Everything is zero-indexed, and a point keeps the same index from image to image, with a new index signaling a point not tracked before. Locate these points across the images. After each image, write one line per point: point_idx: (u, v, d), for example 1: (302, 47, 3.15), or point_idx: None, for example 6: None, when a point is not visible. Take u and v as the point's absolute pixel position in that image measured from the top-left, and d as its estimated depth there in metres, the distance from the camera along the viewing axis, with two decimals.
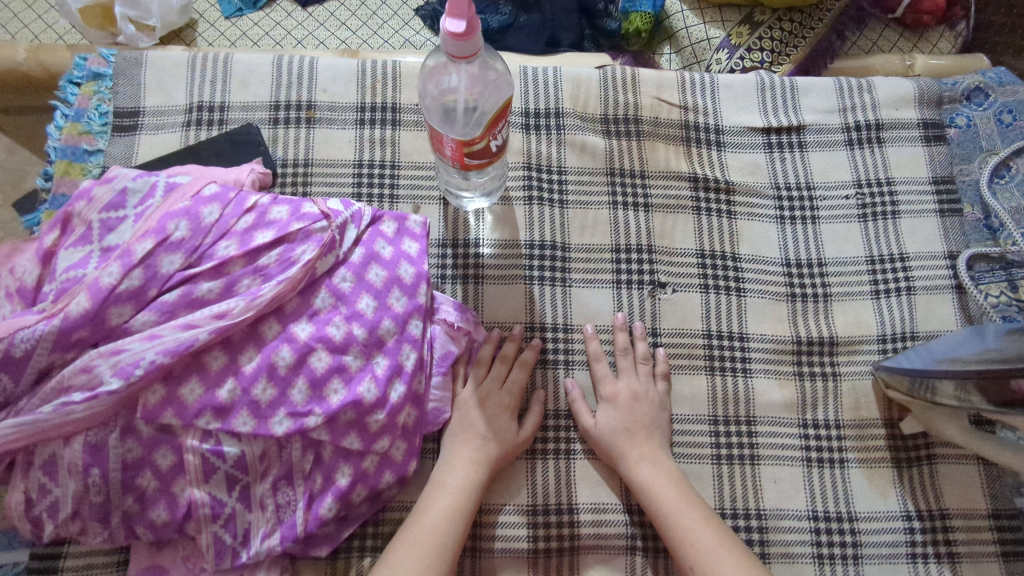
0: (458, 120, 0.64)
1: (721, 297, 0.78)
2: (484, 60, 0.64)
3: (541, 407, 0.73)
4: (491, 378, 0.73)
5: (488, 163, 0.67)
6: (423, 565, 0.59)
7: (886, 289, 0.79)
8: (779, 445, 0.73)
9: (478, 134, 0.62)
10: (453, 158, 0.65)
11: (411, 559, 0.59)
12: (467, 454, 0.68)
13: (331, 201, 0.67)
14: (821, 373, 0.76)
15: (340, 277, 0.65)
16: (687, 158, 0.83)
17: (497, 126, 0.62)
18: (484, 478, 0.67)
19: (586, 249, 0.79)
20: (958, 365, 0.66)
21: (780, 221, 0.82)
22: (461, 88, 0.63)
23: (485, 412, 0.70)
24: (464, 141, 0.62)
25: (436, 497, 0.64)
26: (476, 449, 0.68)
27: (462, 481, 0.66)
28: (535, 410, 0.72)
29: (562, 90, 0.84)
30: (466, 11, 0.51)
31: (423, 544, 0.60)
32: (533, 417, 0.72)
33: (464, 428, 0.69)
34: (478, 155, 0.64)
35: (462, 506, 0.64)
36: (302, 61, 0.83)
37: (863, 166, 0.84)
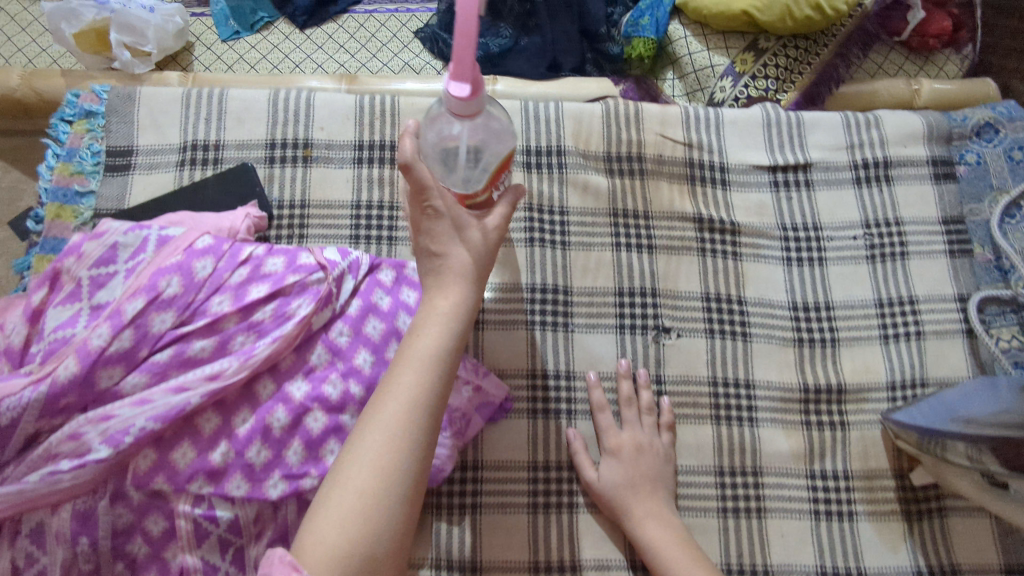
0: (459, 166, 0.57)
1: (726, 343, 0.76)
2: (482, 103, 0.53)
3: (510, 211, 0.62)
4: (456, 204, 0.58)
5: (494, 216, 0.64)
6: (393, 461, 0.50)
7: (895, 334, 0.78)
8: (787, 497, 0.72)
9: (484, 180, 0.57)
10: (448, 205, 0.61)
11: (397, 422, 0.51)
12: (448, 280, 0.58)
13: (328, 251, 0.66)
14: (829, 422, 0.75)
15: (336, 332, 0.63)
16: (691, 197, 0.81)
17: (498, 177, 0.59)
18: (469, 298, 0.58)
19: (589, 292, 0.77)
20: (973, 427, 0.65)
21: (787, 262, 0.80)
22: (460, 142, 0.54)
23: (460, 236, 0.58)
24: (466, 194, 0.58)
25: (414, 343, 0.54)
26: (460, 262, 0.58)
27: (433, 354, 0.54)
28: (503, 206, 0.61)
29: (565, 127, 0.82)
30: (469, 72, 0.48)
31: (391, 437, 0.50)
32: (502, 207, 0.61)
33: (438, 266, 0.58)
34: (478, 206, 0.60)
35: (436, 386, 0.53)
36: (299, 96, 0.82)
37: (871, 205, 0.82)
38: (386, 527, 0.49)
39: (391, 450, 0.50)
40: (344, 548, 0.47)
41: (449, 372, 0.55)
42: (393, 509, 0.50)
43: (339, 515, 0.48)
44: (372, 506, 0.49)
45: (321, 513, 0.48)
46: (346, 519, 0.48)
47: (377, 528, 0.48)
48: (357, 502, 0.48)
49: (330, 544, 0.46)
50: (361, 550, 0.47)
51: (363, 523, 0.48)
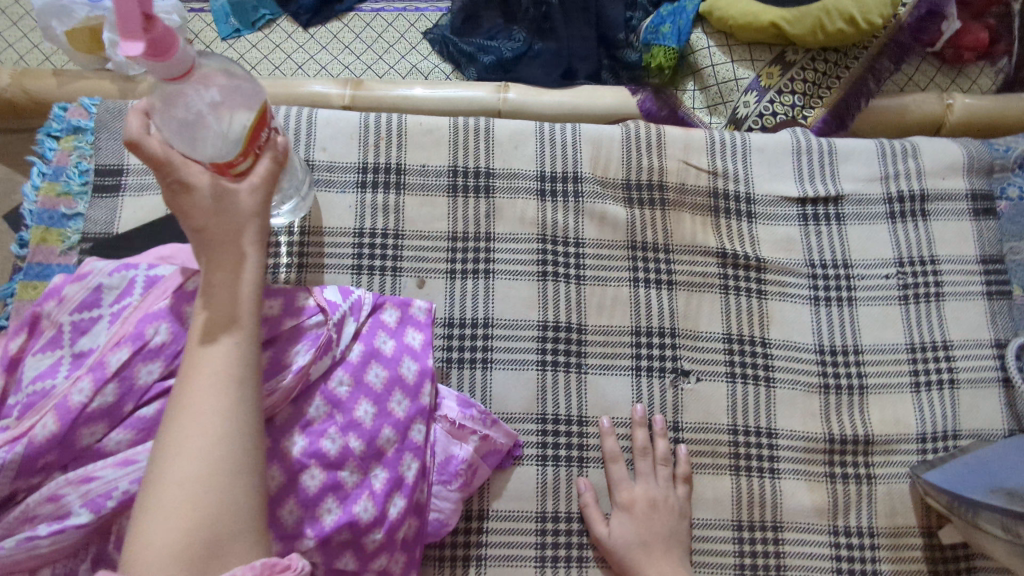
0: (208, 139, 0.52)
1: (749, 388, 0.72)
2: (218, 68, 0.54)
3: (277, 164, 0.55)
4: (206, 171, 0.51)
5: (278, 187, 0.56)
6: (213, 445, 0.45)
7: (928, 382, 0.73)
8: (808, 554, 0.68)
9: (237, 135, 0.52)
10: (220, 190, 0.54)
11: (204, 408, 0.45)
12: (218, 246, 0.51)
13: (328, 291, 0.62)
14: (855, 475, 0.71)
15: (336, 381, 0.59)
16: (715, 231, 0.77)
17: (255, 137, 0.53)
18: (254, 260, 0.52)
19: (604, 331, 0.73)
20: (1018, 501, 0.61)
21: (814, 301, 0.75)
22: (210, 104, 0.52)
23: (217, 211, 0.51)
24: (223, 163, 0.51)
25: (210, 329, 0.49)
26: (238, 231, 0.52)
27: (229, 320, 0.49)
28: (268, 162, 0.54)
29: (582, 152, 0.78)
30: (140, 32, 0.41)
31: (208, 418, 0.45)
32: (263, 163, 0.53)
33: (202, 238, 0.51)
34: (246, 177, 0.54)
35: (248, 355, 0.49)
36: (300, 115, 0.77)
37: (906, 242, 0.77)
38: (227, 509, 0.44)
39: (206, 439, 0.45)
40: (181, 545, 0.42)
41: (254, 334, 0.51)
42: (234, 492, 0.44)
43: (168, 514, 0.42)
44: (204, 493, 0.43)
45: (147, 517, 0.43)
46: (175, 516, 0.42)
47: (217, 514, 0.43)
48: (185, 497, 0.43)
49: (164, 545, 0.41)
50: (203, 541, 0.42)
51: (196, 514, 0.43)
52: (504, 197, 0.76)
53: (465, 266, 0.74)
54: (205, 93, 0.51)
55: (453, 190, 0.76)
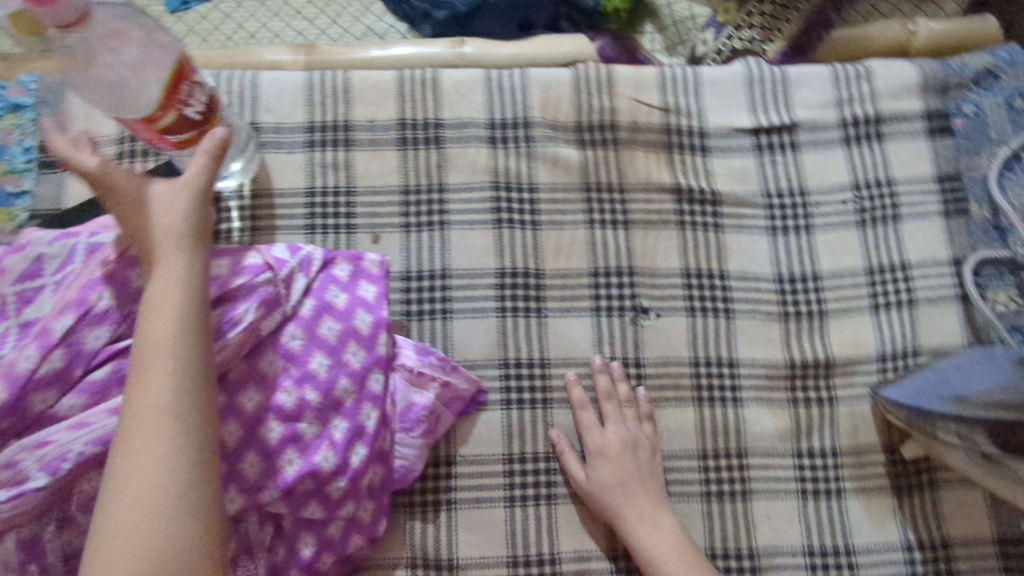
0: (132, 97, 0.53)
1: (708, 321, 0.72)
2: (133, 22, 0.54)
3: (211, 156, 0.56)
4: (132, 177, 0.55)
5: (203, 133, 0.60)
6: (154, 480, 0.48)
7: (886, 302, 0.74)
8: (773, 478, 0.70)
9: (156, 92, 0.54)
10: (151, 139, 0.58)
11: (144, 440, 0.48)
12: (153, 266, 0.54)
13: (276, 249, 0.62)
14: (817, 398, 0.72)
15: (288, 336, 0.60)
16: (669, 167, 0.76)
17: (175, 91, 0.55)
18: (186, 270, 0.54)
19: (562, 274, 0.73)
20: (971, 408, 0.63)
21: (772, 231, 0.75)
22: (128, 64, 0.52)
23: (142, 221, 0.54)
24: (148, 118, 0.54)
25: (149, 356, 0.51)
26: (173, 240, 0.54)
27: (168, 330, 0.52)
28: (200, 158, 0.56)
29: (531, 96, 0.76)
30: None
31: (151, 453, 0.48)
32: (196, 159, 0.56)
33: (147, 250, 0.54)
34: (175, 130, 0.57)
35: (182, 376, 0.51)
36: (243, 76, 0.75)
37: (862, 166, 0.77)
38: (172, 540, 0.47)
39: (147, 471, 0.48)
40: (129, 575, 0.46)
41: (203, 341, 0.53)
42: (179, 521, 0.48)
43: (115, 547, 0.46)
44: (149, 527, 0.47)
45: (98, 550, 0.46)
46: (123, 548, 0.46)
47: (164, 545, 0.47)
48: (135, 514, 0.47)
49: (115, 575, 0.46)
50: (153, 563, 0.46)
51: (142, 546, 0.46)
52: (455, 147, 0.75)
53: (419, 219, 0.73)
54: (120, 52, 0.52)
55: (403, 143, 0.75)
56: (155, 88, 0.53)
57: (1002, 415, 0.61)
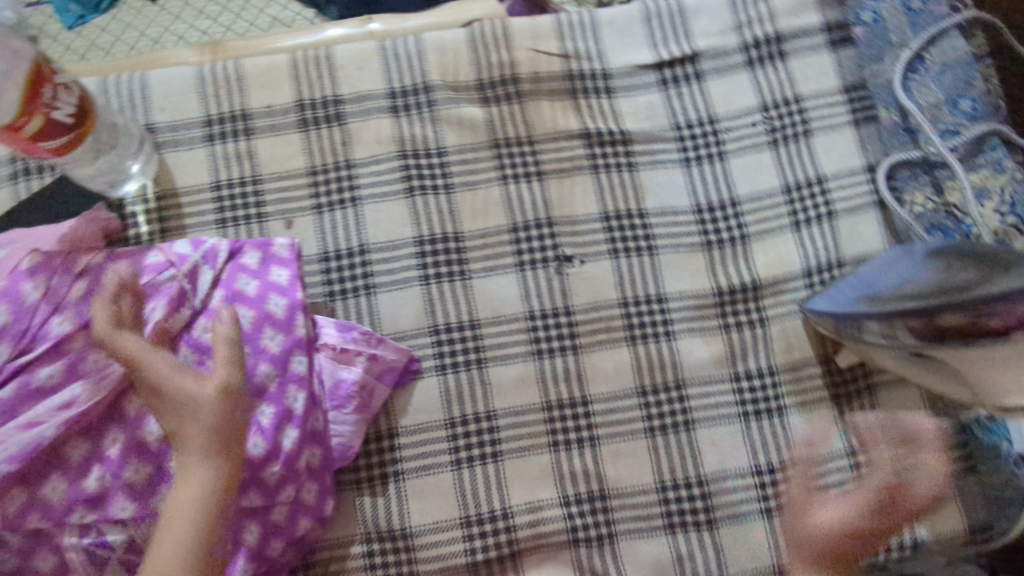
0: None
1: (633, 260, 0.73)
2: None
3: (234, 348, 0.55)
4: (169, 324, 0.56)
5: (81, 137, 0.58)
6: None
7: (806, 218, 0.74)
8: (713, 404, 0.70)
9: (15, 97, 0.52)
10: (25, 150, 0.56)
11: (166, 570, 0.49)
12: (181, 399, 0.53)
13: (178, 245, 0.62)
14: (748, 321, 0.72)
15: (200, 329, 0.60)
16: (576, 113, 0.75)
17: (37, 94, 0.53)
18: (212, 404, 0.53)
19: (482, 234, 0.72)
20: (883, 303, 0.59)
21: (685, 163, 0.75)
22: None
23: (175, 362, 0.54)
24: (10, 125, 0.53)
25: (181, 487, 0.52)
26: (195, 374, 0.54)
27: (204, 468, 0.52)
28: (217, 342, 0.55)
29: (428, 60, 0.75)
30: None
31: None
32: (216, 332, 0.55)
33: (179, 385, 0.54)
34: (48, 135, 0.55)
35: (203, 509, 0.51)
36: (130, 79, 0.73)
37: (768, 86, 0.77)
38: None
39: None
40: None
41: (229, 477, 0.53)
42: None
43: None
44: None
45: None
46: None
47: None
48: None
49: None
50: None
51: None
52: (357, 121, 0.74)
53: (331, 198, 0.72)
54: None
55: (304, 125, 0.73)
56: (12, 93, 0.52)
57: (903, 305, 0.56)
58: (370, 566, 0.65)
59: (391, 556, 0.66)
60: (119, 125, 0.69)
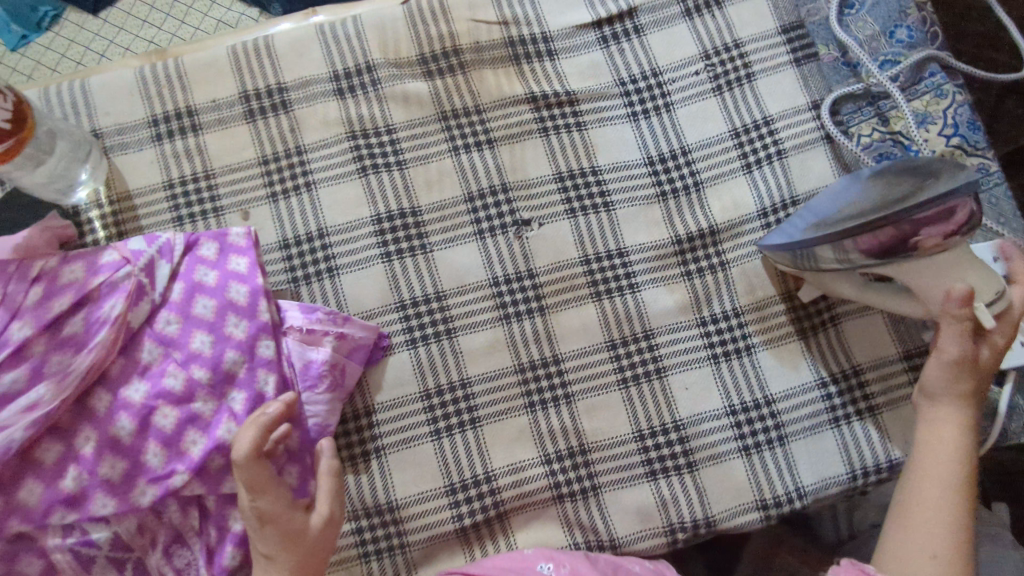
0: None
1: (590, 218, 0.73)
2: None
3: (335, 481, 0.60)
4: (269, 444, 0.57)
5: (21, 143, 0.59)
6: None
7: (756, 159, 0.75)
8: (683, 350, 0.71)
9: None
10: None
11: None
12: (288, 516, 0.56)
13: (132, 241, 0.61)
14: (709, 266, 0.73)
15: (163, 323, 0.60)
16: (520, 78, 0.76)
17: None
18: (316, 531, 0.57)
19: (438, 207, 0.73)
20: (829, 226, 0.62)
21: (633, 117, 0.76)
22: None
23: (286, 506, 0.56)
24: None
25: None
26: (305, 519, 0.57)
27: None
28: (325, 479, 0.59)
29: (368, 41, 0.75)
30: None
31: None
32: (325, 485, 0.59)
33: (281, 506, 0.56)
34: None
35: None
36: (71, 86, 0.73)
37: (707, 34, 0.78)
38: None
39: None
40: None
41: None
42: None
43: None
44: None
45: None
46: None
47: None
48: None
49: None
50: None
51: None
52: (303, 107, 0.74)
53: (285, 185, 0.72)
54: None
55: (251, 116, 0.74)
56: None
57: (846, 224, 0.60)
58: (360, 541, 0.67)
59: (380, 530, 0.67)
60: (65, 132, 0.69)
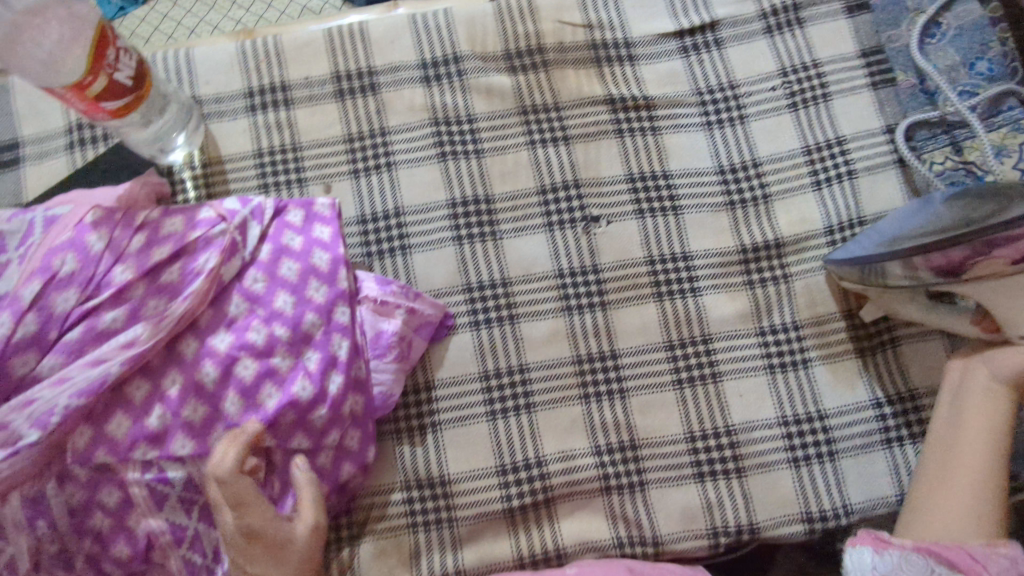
0: (64, 64, 0.57)
1: (658, 220, 0.75)
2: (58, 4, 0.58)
3: (315, 490, 0.62)
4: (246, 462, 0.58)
5: (138, 100, 0.62)
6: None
7: (827, 178, 0.76)
8: (739, 357, 0.72)
9: (83, 57, 0.57)
10: (90, 111, 0.60)
11: None
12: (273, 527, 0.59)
13: (228, 202, 0.65)
14: (772, 278, 0.74)
15: (250, 280, 0.63)
16: (600, 80, 0.78)
17: (103, 54, 0.58)
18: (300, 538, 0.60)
19: (511, 196, 0.75)
20: (898, 245, 0.64)
21: (707, 126, 0.78)
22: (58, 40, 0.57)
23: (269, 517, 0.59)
24: (76, 81, 0.57)
25: None
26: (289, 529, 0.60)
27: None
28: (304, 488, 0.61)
29: (457, 33, 0.78)
30: None
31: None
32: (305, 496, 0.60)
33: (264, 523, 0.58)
34: (111, 95, 0.59)
35: None
36: (177, 55, 0.77)
37: (786, 52, 0.79)
38: None
39: None
40: None
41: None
42: None
43: None
44: None
45: None
46: None
47: None
48: None
49: None
50: None
51: None
52: (391, 91, 0.77)
53: (367, 163, 0.75)
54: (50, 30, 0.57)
55: (340, 95, 0.77)
56: (81, 53, 0.57)
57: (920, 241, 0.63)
58: (410, 512, 0.68)
59: (430, 503, 0.68)
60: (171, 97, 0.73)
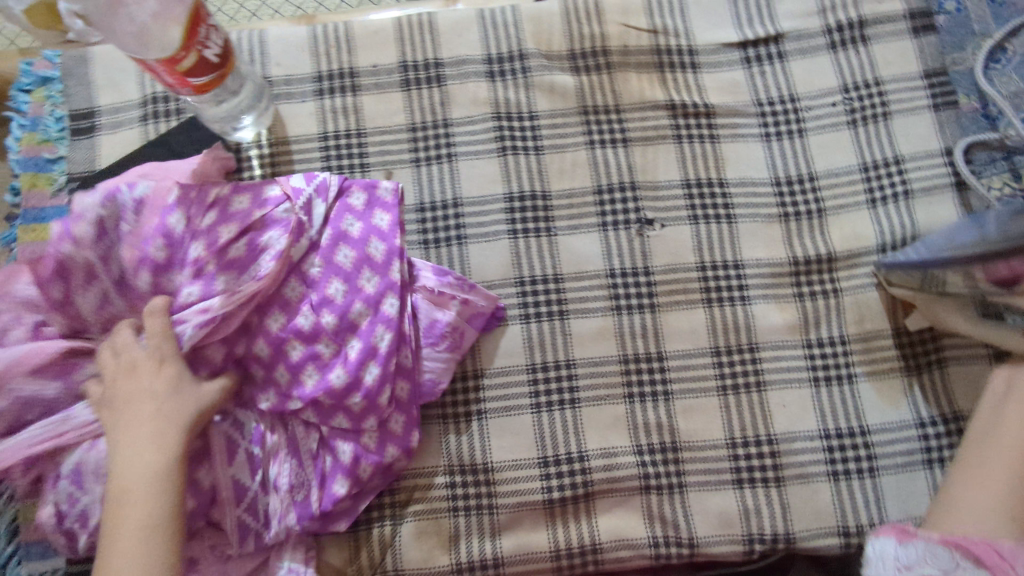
0: (156, 38, 0.58)
1: (712, 226, 0.76)
2: None
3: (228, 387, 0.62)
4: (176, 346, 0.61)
5: (221, 76, 0.64)
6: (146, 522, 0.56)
7: (883, 196, 0.76)
8: (786, 367, 0.73)
9: (177, 34, 0.58)
10: (176, 84, 0.62)
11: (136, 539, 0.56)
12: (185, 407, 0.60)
13: (294, 179, 0.67)
14: (822, 291, 0.75)
15: (310, 263, 0.65)
16: (662, 85, 0.79)
17: (195, 31, 0.60)
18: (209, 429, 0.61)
19: (568, 194, 0.76)
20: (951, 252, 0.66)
21: (766, 137, 0.78)
22: (152, 14, 0.57)
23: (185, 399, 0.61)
24: (168, 56, 0.59)
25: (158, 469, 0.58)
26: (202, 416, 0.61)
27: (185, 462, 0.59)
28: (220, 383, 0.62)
29: (523, 30, 0.80)
30: None
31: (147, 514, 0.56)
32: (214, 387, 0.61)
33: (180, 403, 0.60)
34: (199, 71, 0.62)
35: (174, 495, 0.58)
36: (250, 36, 0.79)
37: (850, 68, 0.79)
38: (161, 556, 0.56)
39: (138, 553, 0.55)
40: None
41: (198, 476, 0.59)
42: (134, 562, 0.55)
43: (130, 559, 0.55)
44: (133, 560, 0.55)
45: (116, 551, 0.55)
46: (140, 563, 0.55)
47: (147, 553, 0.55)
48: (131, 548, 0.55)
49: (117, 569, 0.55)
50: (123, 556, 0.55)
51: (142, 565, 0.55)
52: (456, 83, 0.78)
53: (428, 152, 0.77)
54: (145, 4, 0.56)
55: (406, 85, 0.79)
56: (176, 31, 0.58)
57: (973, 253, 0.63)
58: (451, 496, 0.69)
59: (472, 488, 0.70)
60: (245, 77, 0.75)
